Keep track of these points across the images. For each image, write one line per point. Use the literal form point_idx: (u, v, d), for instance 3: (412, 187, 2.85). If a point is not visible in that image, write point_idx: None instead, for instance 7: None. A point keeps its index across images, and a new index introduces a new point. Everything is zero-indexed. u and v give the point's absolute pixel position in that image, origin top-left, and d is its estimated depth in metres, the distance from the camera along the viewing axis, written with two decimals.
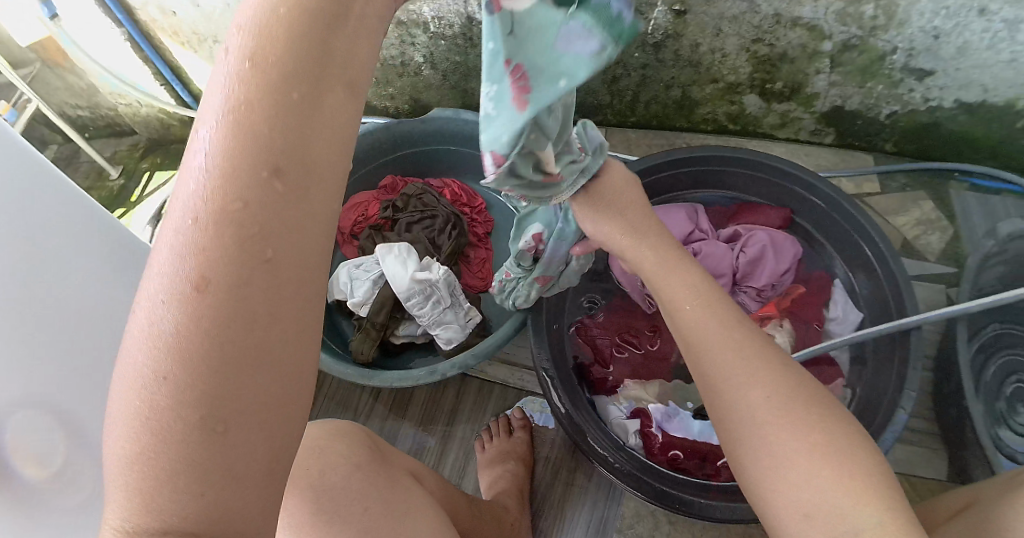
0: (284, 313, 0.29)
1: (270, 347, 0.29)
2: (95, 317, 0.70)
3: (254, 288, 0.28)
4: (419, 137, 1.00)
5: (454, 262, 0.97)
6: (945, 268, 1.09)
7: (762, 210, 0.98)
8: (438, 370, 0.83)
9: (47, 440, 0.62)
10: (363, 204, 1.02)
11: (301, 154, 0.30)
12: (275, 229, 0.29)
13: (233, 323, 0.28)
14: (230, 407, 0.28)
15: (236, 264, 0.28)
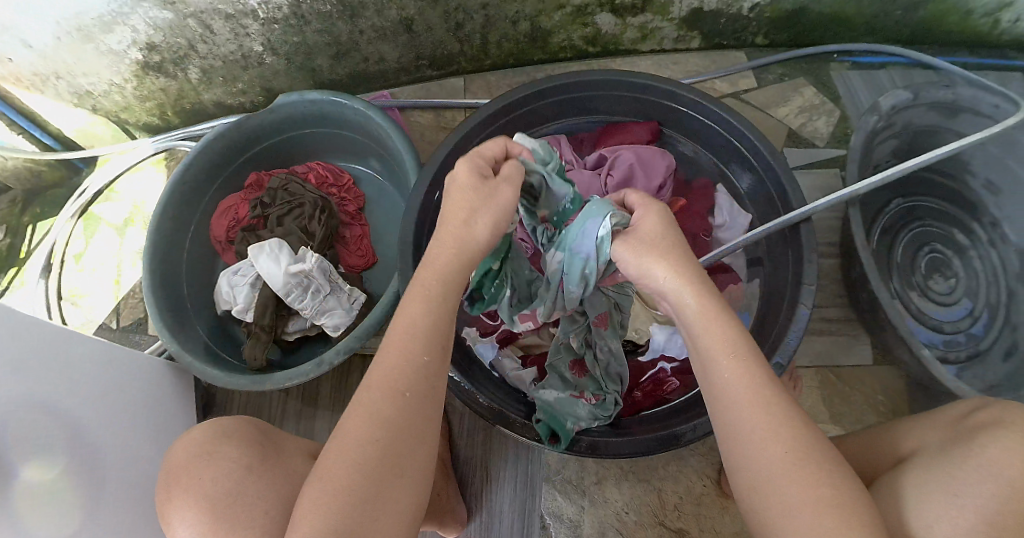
0: (418, 424, 0.50)
1: (410, 441, 0.49)
2: (127, 431, 0.81)
3: (410, 404, 0.50)
4: (275, 127, 1.01)
5: (328, 247, 0.96)
6: (836, 152, 1.07)
7: (628, 129, 0.97)
8: (325, 360, 0.79)
9: (52, 447, 0.67)
10: (233, 207, 1.01)
11: (439, 336, 0.53)
12: (415, 382, 0.50)
13: (393, 427, 0.48)
14: (384, 475, 0.47)
15: (400, 392, 0.49)
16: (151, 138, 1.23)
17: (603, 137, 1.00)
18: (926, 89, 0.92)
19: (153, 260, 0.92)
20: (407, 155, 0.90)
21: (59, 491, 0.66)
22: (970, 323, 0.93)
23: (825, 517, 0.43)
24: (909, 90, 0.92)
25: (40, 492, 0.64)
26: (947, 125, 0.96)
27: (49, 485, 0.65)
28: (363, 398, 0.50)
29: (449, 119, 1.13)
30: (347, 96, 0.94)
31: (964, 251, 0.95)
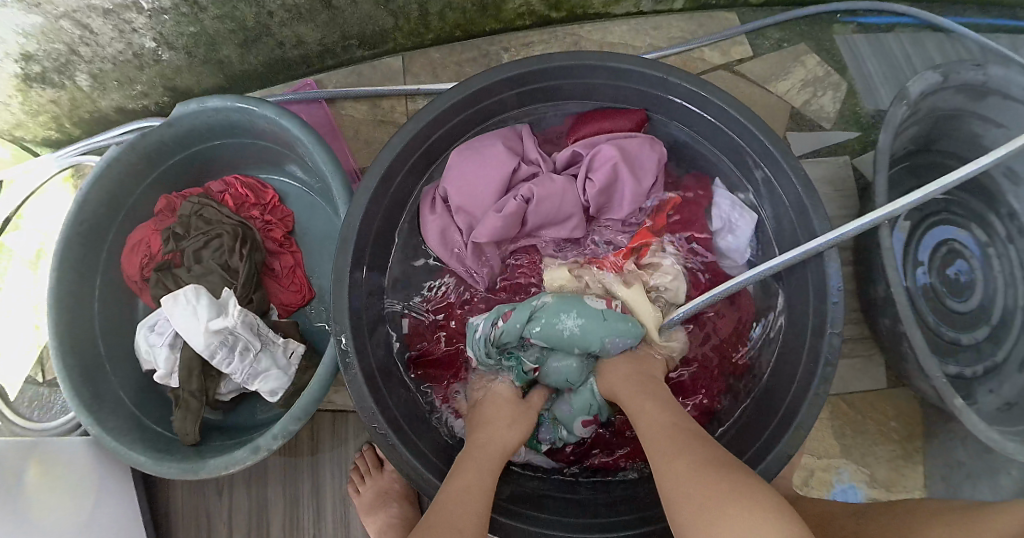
0: None
1: None
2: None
3: None
4: (180, 141, 0.84)
5: (254, 287, 0.80)
6: (846, 134, 0.95)
7: (607, 115, 0.81)
8: (261, 446, 0.69)
9: (36, 497, 0.68)
10: (143, 242, 0.86)
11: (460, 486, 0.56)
12: None
13: None
14: None
15: None
16: (53, 154, 1.05)
17: (575, 129, 0.84)
18: (955, 70, 0.83)
19: (59, 321, 0.78)
20: (332, 176, 0.73)
21: (60, 488, 0.71)
22: (987, 332, 0.87)
23: None
24: (937, 72, 0.82)
25: (42, 489, 0.69)
26: (971, 108, 0.89)
27: (47, 487, 0.70)
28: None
29: (387, 112, 0.90)
30: (257, 102, 0.76)
31: (985, 252, 0.89)
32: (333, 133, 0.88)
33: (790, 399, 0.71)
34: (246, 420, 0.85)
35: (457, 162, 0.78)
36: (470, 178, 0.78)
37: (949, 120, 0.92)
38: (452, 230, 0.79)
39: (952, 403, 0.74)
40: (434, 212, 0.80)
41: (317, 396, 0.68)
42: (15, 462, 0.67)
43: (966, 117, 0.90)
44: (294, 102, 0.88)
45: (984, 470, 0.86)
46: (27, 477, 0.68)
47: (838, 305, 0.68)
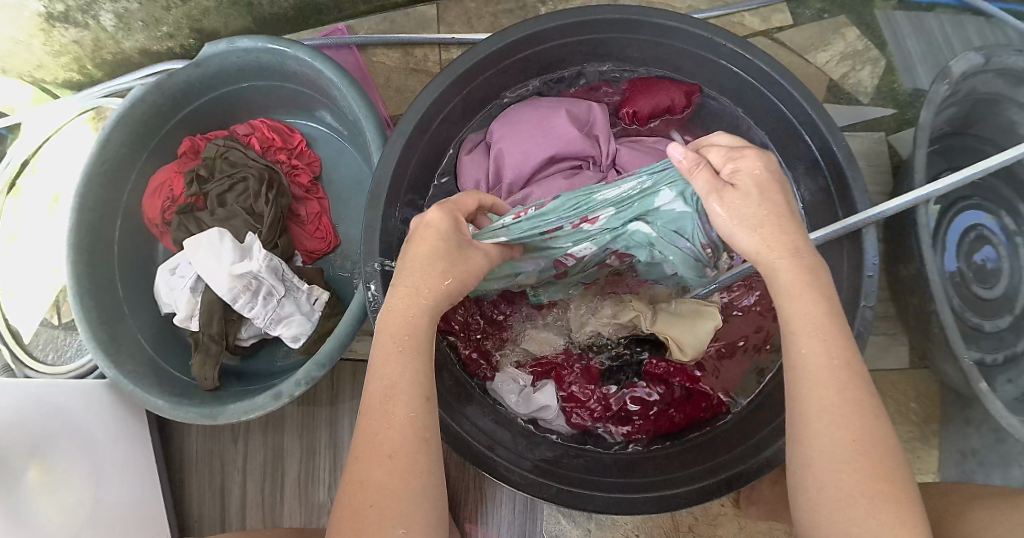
0: (374, 505, 0.45)
1: (377, 510, 0.45)
2: (112, 503, 0.73)
3: (374, 476, 0.46)
4: (206, 82, 0.82)
5: (280, 232, 0.79)
6: (881, 111, 0.94)
7: (663, 85, 0.80)
8: (283, 392, 0.68)
9: (63, 463, 0.68)
10: (165, 184, 0.85)
11: (405, 357, 0.49)
12: (375, 458, 0.46)
13: (370, 497, 0.46)
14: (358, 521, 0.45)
15: (371, 467, 0.46)
16: (77, 96, 1.04)
17: (631, 94, 0.81)
18: (998, 54, 0.80)
19: (76, 262, 0.77)
20: (367, 121, 0.72)
21: (61, 489, 0.67)
22: (1010, 321, 0.85)
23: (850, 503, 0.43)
24: (980, 54, 0.80)
25: (42, 492, 0.64)
26: (1009, 95, 0.86)
27: (59, 470, 0.67)
28: (380, 443, 0.47)
29: (420, 60, 0.88)
30: (289, 43, 0.75)
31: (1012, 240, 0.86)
32: (364, 75, 0.86)
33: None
34: (267, 366, 0.85)
35: (519, 112, 0.77)
36: (517, 144, 0.75)
37: (989, 104, 0.88)
38: (484, 177, 0.76)
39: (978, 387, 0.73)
40: (482, 161, 0.77)
41: (344, 342, 0.68)
42: (14, 465, 0.62)
43: (1005, 105, 0.87)
44: (326, 46, 0.86)
45: (995, 459, 0.82)
46: (27, 478, 0.64)
47: (872, 280, 0.66)
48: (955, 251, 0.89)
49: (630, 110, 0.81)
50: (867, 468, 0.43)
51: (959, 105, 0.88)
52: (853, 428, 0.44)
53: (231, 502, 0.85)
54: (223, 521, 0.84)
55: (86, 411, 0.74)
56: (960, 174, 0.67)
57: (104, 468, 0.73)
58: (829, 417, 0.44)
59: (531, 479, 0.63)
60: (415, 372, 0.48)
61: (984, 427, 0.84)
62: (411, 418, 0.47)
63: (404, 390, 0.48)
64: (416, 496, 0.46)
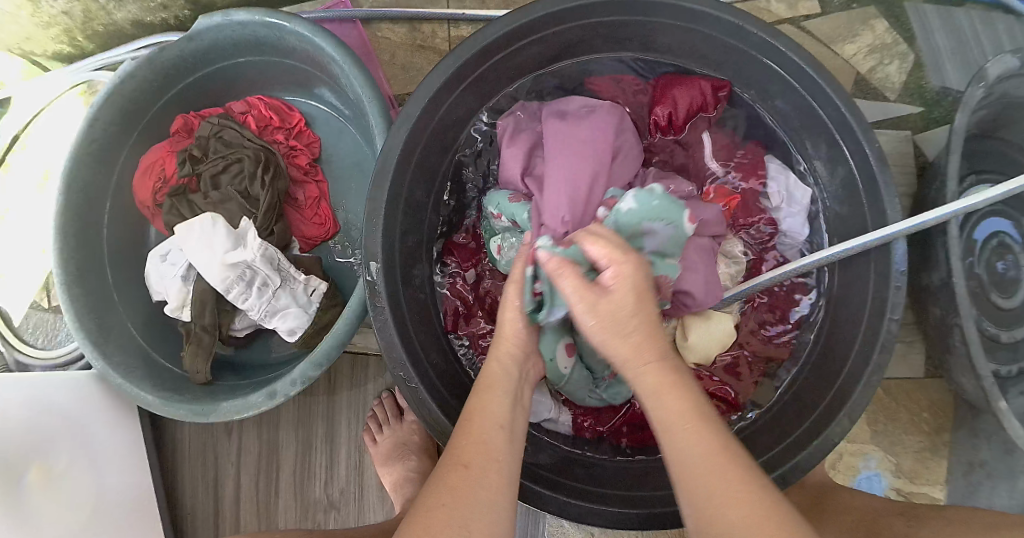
0: (452, 514, 0.40)
1: (457, 516, 0.40)
2: (109, 508, 0.70)
3: (459, 488, 0.41)
4: (198, 57, 0.77)
5: (276, 218, 0.75)
6: (907, 108, 0.90)
7: (693, 82, 0.76)
8: (278, 391, 0.64)
9: (54, 476, 0.65)
10: (157, 163, 0.81)
11: (489, 382, 0.49)
12: (456, 463, 0.43)
13: (445, 500, 0.41)
14: (428, 525, 0.40)
15: (449, 474, 0.42)
16: (66, 69, 0.98)
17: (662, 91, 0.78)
18: None
19: (64, 246, 0.74)
20: (369, 103, 0.67)
21: (60, 492, 0.65)
22: None
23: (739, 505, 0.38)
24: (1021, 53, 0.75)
25: (44, 491, 0.63)
26: None
27: (53, 480, 0.64)
28: (471, 449, 0.44)
29: (427, 37, 0.83)
30: (287, 17, 0.70)
31: None
32: (366, 53, 0.82)
33: (833, 395, 0.66)
34: (262, 358, 0.81)
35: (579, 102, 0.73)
36: (568, 169, 0.66)
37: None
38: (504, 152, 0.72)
39: (999, 405, 0.70)
40: (519, 167, 0.70)
41: (341, 339, 0.63)
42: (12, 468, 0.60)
43: None
44: (325, 20, 0.81)
45: (1005, 470, 0.79)
46: (27, 478, 0.62)
47: (900, 291, 0.63)
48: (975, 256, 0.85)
49: (666, 111, 0.77)
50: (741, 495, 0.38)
51: (991, 107, 0.83)
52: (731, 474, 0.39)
53: (222, 497, 0.81)
54: (215, 516, 0.81)
55: (75, 416, 0.69)
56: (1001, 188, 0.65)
57: (99, 469, 0.71)
58: (704, 464, 0.40)
59: (537, 490, 0.60)
60: (498, 405, 0.47)
61: (995, 439, 0.80)
62: (511, 429, 0.46)
63: (494, 412, 0.47)
64: (500, 511, 0.41)
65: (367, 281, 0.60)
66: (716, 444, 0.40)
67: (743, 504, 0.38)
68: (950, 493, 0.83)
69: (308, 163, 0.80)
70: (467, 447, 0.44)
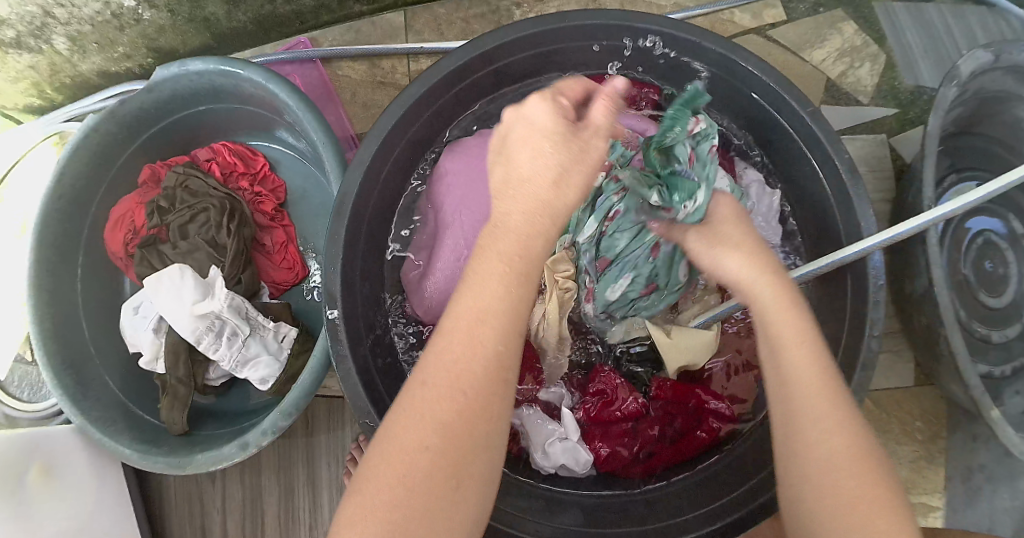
0: (362, 502, 0.32)
1: (366, 516, 0.31)
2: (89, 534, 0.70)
3: (371, 487, 0.32)
4: (160, 107, 0.78)
5: (243, 266, 0.75)
6: (883, 111, 0.89)
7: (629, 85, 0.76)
8: (250, 442, 0.64)
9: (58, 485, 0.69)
10: (126, 216, 0.81)
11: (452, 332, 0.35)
12: (381, 450, 0.34)
13: (361, 500, 0.32)
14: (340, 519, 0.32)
15: (370, 464, 0.34)
16: (39, 121, 0.99)
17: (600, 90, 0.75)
18: (1009, 50, 0.74)
19: (38, 305, 0.74)
20: (325, 148, 0.67)
21: (54, 500, 0.67)
22: (1020, 330, 0.79)
23: (826, 446, 0.35)
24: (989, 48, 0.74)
25: (43, 494, 0.66)
26: (1020, 91, 0.79)
27: (50, 492, 0.67)
28: (396, 443, 0.33)
29: (388, 72, 0.83)
30: (242, 64, 0.69)
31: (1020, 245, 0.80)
32: (324, 93, 0.83)
33: None
34: (242, 406, 0.81)
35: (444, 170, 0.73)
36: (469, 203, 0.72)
37: (997, 102, 0.82)
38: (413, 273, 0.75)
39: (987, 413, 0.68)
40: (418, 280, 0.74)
41: (306, 390, 0.63)
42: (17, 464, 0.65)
43: (1016, 101, 0.80)
44: (287, 61, 0.83)
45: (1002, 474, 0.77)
46: (30, 478, 0.66)
47: (878, 306, 0.61)
48: (962, 256, 0.83)
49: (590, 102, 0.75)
50: (835, 437, 0.36)
51: (966, 105, 0.81)
52: (838, 429, 0.36)
53: None
54: None
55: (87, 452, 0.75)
56: (988, 188, 0.58)
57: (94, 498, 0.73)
58: (820, 421, 0.36)
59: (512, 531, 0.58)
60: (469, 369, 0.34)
61: (991, 443, 0.79)
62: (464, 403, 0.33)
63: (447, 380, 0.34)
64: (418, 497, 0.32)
65: (329, 325, 0.60)
66: (814, 366, 0.38)
67: (830, 445, 0.35)
68: (948, 500, 0.81)
69: (274, 205, 0.80)
70: (401, 426, 0.33)
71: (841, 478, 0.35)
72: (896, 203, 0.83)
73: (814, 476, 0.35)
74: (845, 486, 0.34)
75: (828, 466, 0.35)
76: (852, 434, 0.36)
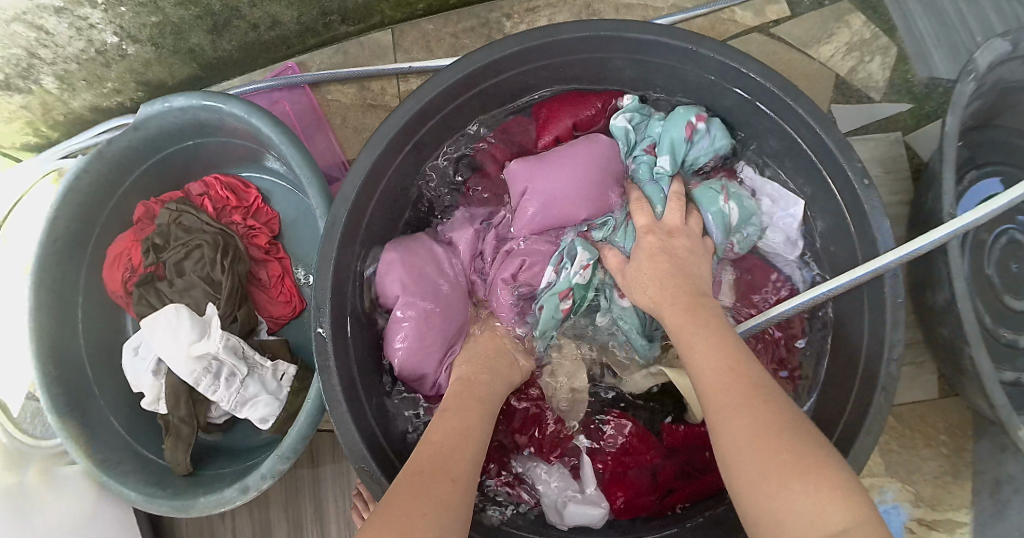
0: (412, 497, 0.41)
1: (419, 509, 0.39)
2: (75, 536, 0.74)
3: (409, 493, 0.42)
4: (148, 144, 0.76)
5: (240, 303, 0.74)
6: (896, 107, 0.85)
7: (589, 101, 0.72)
8: (251, 486, 0.63)
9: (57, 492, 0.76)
10: (123, 254, 0.80)
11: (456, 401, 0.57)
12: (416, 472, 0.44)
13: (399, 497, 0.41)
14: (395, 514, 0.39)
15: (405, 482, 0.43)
16: (38, 157, 0.97)
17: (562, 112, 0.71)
18: None
19: (39, 350, 0.74)
20: (312, 183, 0.65)
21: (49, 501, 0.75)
22: None
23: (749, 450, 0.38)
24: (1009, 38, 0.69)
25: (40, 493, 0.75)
26: None
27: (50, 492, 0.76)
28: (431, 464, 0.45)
29: (378, 94, 0.81)
30: (224, 98, 0.68)
31: None
32: (315, 117, 0.81)
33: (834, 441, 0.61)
34: (248, 442, 0.80)
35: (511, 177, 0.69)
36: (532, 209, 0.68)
37: (1018, 93, 0.77)
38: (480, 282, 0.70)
39: (1017, 429, 0.64)
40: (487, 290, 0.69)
41: (303, 433, 0.62)
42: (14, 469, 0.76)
43: None
44: (277, 87, 0.80)
45: None
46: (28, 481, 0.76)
47: (897, 325, 0.58)
48: (985, 258, 0.79)
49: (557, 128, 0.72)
50: (751, 426, 0.38)
51: (984, 98, 0.77)
52: (752, 413, 0.39)
53: None
54: None
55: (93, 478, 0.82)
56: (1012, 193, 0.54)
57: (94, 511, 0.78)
58: (733, 411, 0.39)
59: None
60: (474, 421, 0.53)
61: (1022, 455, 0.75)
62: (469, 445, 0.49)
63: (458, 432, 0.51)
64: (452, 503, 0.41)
65: (316, 338, 0.58)
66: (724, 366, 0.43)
67: (747, 437, 0.38)
68: (977, 515, 0.77)
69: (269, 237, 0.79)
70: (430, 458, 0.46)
71: (768, 465, 0.36)
72: (913, 206, 0.78)
73: (733, 463, 0.38)
74: (760, 464, 0.36)
75: (756, 469, 0.36)
76: (761, 426, 0.38)
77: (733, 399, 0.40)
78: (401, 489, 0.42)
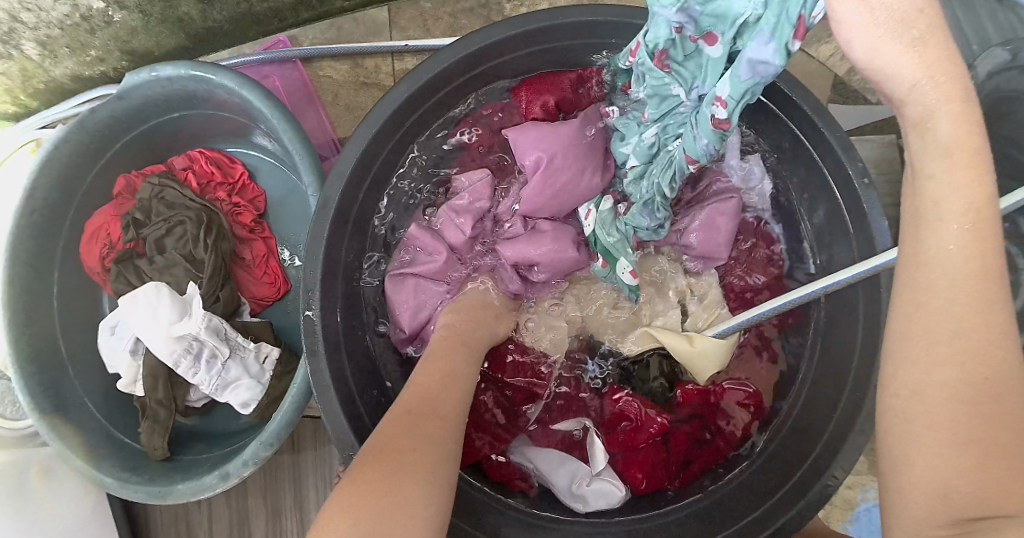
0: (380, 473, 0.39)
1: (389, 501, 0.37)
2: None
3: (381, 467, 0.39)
4: (132, 114, 0.73)
5: (222, 283, 0.72)
6: (891, 109, 0.84)
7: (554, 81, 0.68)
8: (230, 472, 0.61)
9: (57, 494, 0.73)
10: (102, 228, 0.77)
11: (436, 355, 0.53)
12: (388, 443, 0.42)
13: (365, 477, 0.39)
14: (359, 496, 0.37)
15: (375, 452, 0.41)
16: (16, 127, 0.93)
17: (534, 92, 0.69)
18: None
19: (12, 326, 0.71)
20: (302, 159, 0.63)
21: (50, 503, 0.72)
22: None
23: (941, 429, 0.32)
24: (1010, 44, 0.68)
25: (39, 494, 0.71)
26: None
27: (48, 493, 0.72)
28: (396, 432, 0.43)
29: (372, 72, 0.79)
30: (212, 68, 0.65)
31: None
32: (304, 94, 0.79)
33: None
34: (227, 426, 0.78)
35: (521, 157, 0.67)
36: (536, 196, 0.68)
37: None
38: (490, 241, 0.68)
39: None
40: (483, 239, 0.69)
41: (286, 419, 0.60)
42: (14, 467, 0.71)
43: None
44: (267, 61, 0.77)
45: None
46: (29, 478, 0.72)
47: None
48: None
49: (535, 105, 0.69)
50: (956, 399, 0.32)
51: None
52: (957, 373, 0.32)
53: None
54: None
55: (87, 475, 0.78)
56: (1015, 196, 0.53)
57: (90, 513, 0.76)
58: (932, 364, 0.33)
59: None
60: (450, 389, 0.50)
61: None
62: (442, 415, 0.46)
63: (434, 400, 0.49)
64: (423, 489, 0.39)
65: (304, 319, 0.56)
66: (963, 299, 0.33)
67: (941, 403, 0.32)
68: None
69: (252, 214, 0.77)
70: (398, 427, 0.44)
71: (947, 443, 0.32)
72: None
73: (910, 430, 0.33)
74: (940, 441, 0.32)
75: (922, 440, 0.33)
76: (968, 393, 0.32)
77: (942, 344, 0.33)
78: (368, 455, 0.41)
